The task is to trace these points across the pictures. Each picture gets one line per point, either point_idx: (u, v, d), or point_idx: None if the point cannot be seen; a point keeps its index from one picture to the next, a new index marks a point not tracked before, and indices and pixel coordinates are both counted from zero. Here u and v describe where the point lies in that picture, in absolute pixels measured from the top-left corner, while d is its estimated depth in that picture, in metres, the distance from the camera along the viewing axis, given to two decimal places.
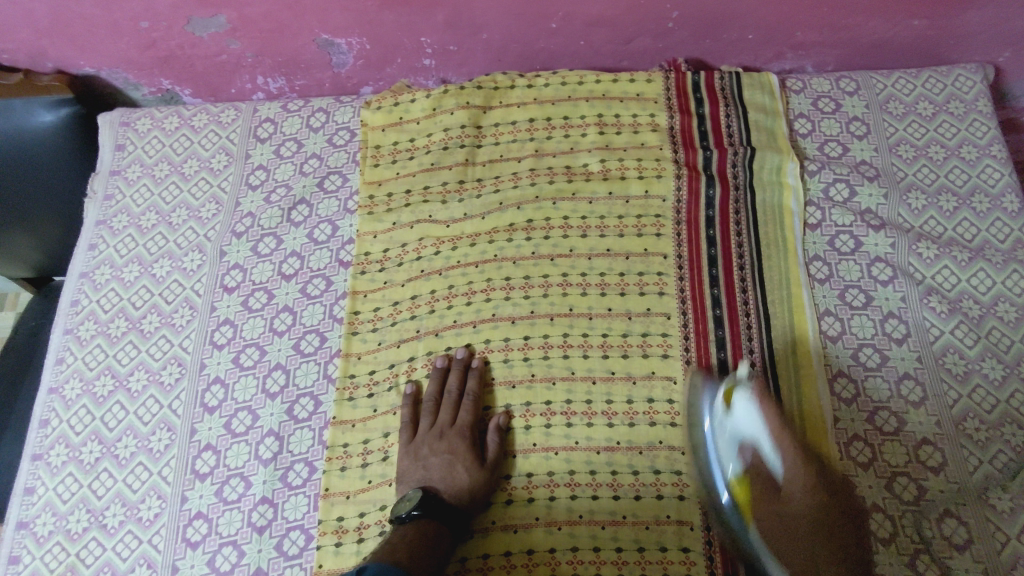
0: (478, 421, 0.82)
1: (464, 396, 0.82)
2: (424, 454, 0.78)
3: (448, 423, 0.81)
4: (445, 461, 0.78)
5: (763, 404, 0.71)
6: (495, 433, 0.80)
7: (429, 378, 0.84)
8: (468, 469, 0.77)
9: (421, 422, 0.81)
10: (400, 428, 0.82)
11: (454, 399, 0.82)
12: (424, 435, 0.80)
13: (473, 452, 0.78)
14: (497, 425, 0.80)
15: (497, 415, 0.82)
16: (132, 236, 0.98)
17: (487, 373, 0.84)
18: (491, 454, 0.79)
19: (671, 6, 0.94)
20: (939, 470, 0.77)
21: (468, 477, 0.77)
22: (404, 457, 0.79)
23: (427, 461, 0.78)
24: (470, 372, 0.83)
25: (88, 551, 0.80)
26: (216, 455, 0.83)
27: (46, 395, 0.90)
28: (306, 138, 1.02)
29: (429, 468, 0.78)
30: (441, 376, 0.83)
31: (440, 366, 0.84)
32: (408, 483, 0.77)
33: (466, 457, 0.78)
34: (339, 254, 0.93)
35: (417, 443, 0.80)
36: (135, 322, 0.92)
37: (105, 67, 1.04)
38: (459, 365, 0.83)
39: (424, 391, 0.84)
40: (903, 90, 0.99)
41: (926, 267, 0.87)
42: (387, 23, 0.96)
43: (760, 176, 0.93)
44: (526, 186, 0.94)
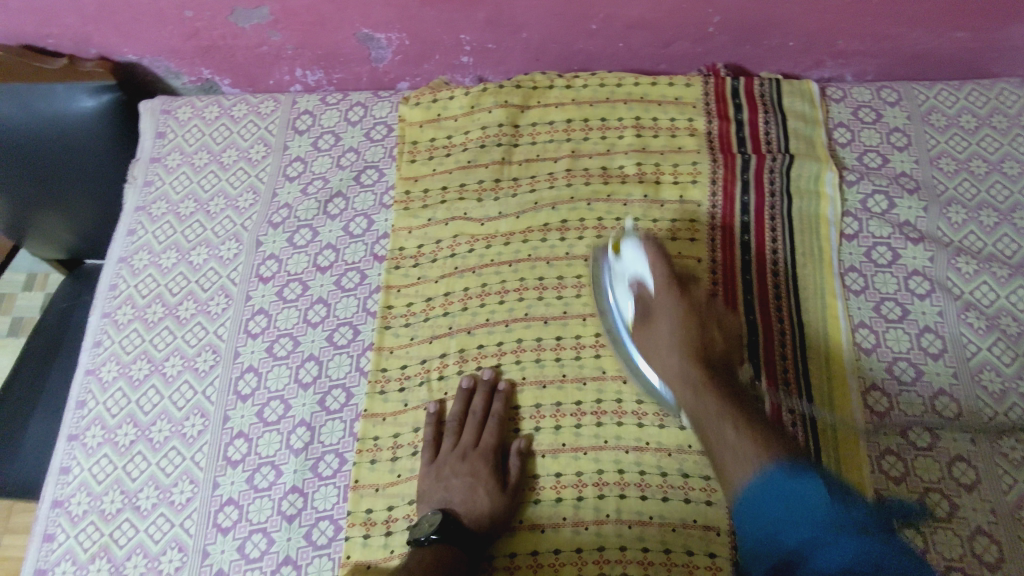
0: (502, 444, 0.81)
1: (489, 416, 0.81)
2: (446, 474, 0.78)
3: (471, 444, 0.80)
4: (466, 483, 0.77)
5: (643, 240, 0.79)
6: (516, 457, 0.79)
7: (454, 397, 0.83)
8: (489, 493, 0.76)
9: (444, 441, 0.81)
10: (423, 446, 0.81)
11: (478, 420, 0.81)
12: (447, 456, 0.79)
13: (495, 476, 0.77)
14: (518, 450, 0.80)
15: (519, 439, 0.81)
16: (171, 223, 1.00)
17: (513, 394, 0.83)
18: (513, 479, 0.78)
19: (713, 11, 0.93)
20: (972, 488, 0.76)
21: (489, 501, 0.76)
22: (423, 478, 0.79)
23: (449, 482, 0.77)
24: (496, 394, 0.83)
25: (121, 533, 0.82)
26: (248, 443, 0.84)
27: (83, 376, 0.92)
28: (344, 131, 1.02)
29: (451, 489, 0.77)
30: (466, 397, 0.83)
31: (466, 386, 0.83)
32: (429, 503, 0.77)
33: (488, 481, 0.77)
34: (374, 248, 0.94)
35: (439, 463, 0.79)
36: (171, 309, 0.94)
37: (147, 54, 1.05)
38: (486, 386, 0.83)
39: (448, 411, 0.83)
40: (945, 103, 0.98)
41: (964, 282, 0.86)
42: (428, 19, 0.97)
43: (798, 184, 0.92)
44: (562, 187, 0.94)
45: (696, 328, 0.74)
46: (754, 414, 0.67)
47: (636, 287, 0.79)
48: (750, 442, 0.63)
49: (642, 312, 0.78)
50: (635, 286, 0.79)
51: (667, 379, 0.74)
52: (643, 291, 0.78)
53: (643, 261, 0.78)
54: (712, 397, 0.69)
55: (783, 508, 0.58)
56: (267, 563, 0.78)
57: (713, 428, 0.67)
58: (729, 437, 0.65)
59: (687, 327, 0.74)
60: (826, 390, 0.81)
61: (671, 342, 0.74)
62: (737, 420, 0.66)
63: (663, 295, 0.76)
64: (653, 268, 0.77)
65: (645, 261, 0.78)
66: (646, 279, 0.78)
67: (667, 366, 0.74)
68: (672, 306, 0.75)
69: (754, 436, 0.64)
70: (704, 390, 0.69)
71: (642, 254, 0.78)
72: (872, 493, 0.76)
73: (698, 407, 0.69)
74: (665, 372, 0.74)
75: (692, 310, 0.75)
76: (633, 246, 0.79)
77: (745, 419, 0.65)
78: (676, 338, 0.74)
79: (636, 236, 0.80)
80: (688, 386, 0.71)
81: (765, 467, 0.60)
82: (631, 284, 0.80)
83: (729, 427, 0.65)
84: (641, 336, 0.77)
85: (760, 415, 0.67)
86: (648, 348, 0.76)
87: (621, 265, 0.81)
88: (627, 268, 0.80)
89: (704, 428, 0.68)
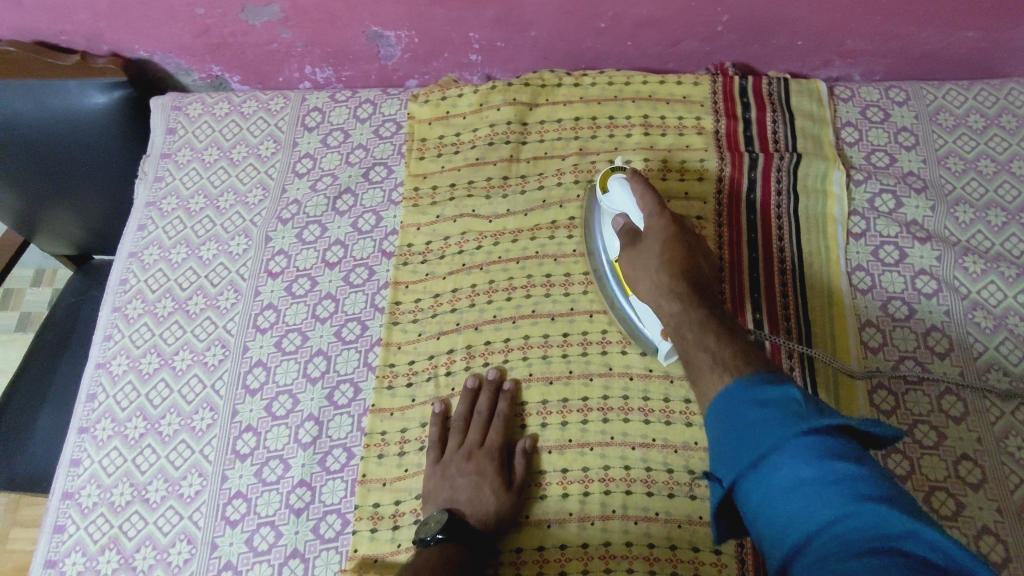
0: (507, 443, 0.81)
1: (495, 416, 0.82)
2: (452, 473, 0.78)
3: (477, 444, 0.80)
4: (472, 482, 0.77)
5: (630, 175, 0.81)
6: (522, 457, 0.79)
7: (459, 397, 0.84)
8: (495, 492, 0.77)
9: (449, 440, 0.81)
10: (429, 445, 0.81)
11: (484, 420, 0.81)
12: (452, 455, 0.79)
13: (501, 475, 0.78)
14: (523, 450, 0.80)
15: (525, 438, 0.81)
16: (181, 218, 1.00)
17: (518, 393, 0.84)
18: (519, 478, 0.78)
19: (721, 10, 0.93)
20: (978, 487, 0.76)
21: (495, 500, 0.76)
22: (429, 477, 0.78)
23: (455, 481, 0.77)
24: (501, 394, 0.83)
25: (131, 525, 0.82)
26: (256, 437, 0.85)
27: (94, 369, 0.93)
28: (353, 128, 1.03)
29: (457, 488, 0.77)
30: (471, 397, 0.83)
31: (471, 386, 0.83)
32: (435, 502, 0.77)
33: (493, 480, 0.77)
34: (382, 244, 0.95)
35: (445, 462, 0.79)
36: (181, 303, 0.94)
37: (158, 51, 1.06)
38: (492, 385, 0.83)
39: (453, 410, 0.83)
40: (954, 102, 0.97)
41: (972, 282, 0.86)
42: (437, 17, 0.97)
43: (805, 182, 0.92)
44: (569, 184, 0.94)
45: (682, 252, 0.74)
46: (731, 329, 0.66)
47: (624, 221, 0.80)
48: (728, 352, 0.62)
49: (629, 239, 0.78)
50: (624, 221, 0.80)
51: (649, 298, 0.73)
52: (627, 224, 0.80)
53: (629, 195, 0.80)
54: (692, 310, 0.68)
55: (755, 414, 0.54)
56: (275, 555, 0.78)
57: (687, 341, 0.66)
58: (709, 349, 0.63)
59: (670, 248, 0.74)
60: (832, 388, 0.81)
61: (657, 261, 0.73)
62: (718, 334, 0.65)
63: (651, 223, 0.76)
64: (641, 201, 0.78)
65: (630, 195, 0.80)
66: (632, 213, 0.80)
67: (648, 289, 0.73)
68: (657, 230, 0.76)
69: (728, 347, 0.63)
70: (686, 303, 0.69)
71: (628, 191, 0.80)
72: None
73: (675, 321, 0.68)
74: (647, 293, 0.74)
75: (678, 236, 0.75)
76: (619, 183, 0.81)
77: (718, 333, 0.65)
78: (661, 259, 0.73)
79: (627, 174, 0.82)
80: (672, 303, 0.70)
81: (726, 380, 0.59)
82: (617, 219, 0.82)
83: (710, 337, 0.64)
84: (627, 261, 0.77)
85: (739, 332, 0.66)
86: (630, 269, 0.76)
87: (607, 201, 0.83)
88: (617, 205, 0.82)
89: (680, 341, 0.67)
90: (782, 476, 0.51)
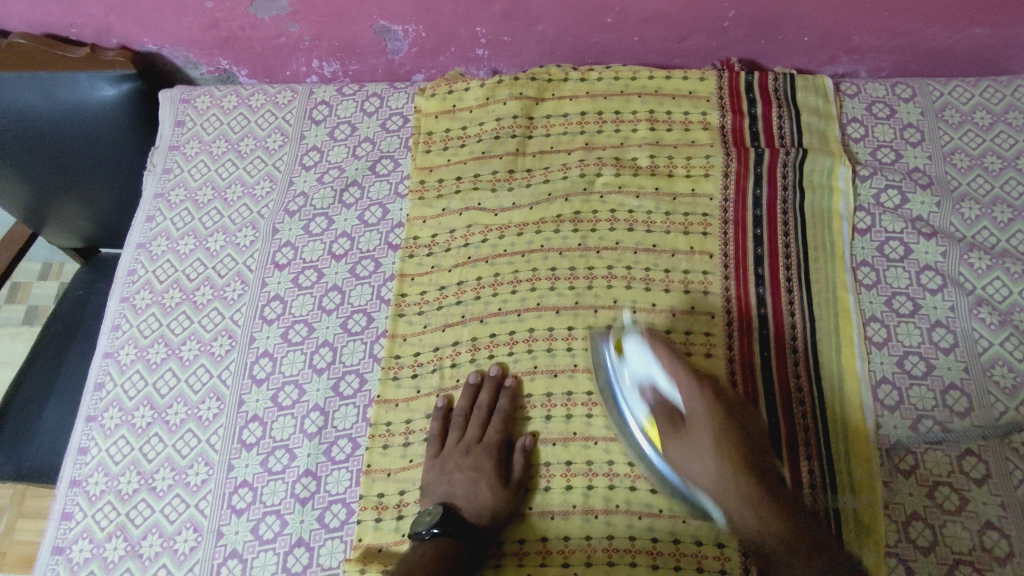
0: (506, 440, 0.82)
1: (495, 413, 0.82)
2: (449, 468, 0.79)
3: (476, 439, 0.81)
4: (469, 478, 0.78)
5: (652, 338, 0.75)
6: (520, 454, 0.80)
7: (460, 393, 0.84)
8: (491, 488, 0.77)
9: (449, 436, 0.82)
10: (427, 441, 0.82)
11: (484, 416, 0.82)
12: (451, 450, 0.81)
13: (498, 470, 0.79)
14: (523, 448, 0.80)
15: (525, 436, 0.82)
16: (189, 210, 1.01)
17: (519, 392, 0.84)
18: (517, 475, 0.79)
19: (728, 5, 0.94)
20: (982, 482, 0.76)
21: (491, 496, 0.77)
22: (428, 471, 0.80)
23: (452, 476, 0.79)
24: (502, 391, 0.83)
25: (137, 512, 0.83)
26: (262, 426, 0.85)
27: (102, 358, 0.93)
28: (360, 121, 1.03)
29: (454, 483, 0.78)
30: (473, 392, 0.83)
31: (473, 382, 0.83)
32: (432, 496, 0.78)
33: (490, 475, 0.78)
34: (388, 237, 0.95)
35: (444, 456, 0.80)
36: (188, 294, 0.95)
37: (167, 44, 1.06)
38: (493, 382, 0.83)
39: (455, 405, 0.84)
40: (960, 99, 0.97)
41: (977, 278, 0.86)
42: (445, 11, 0.97)
43: (811, 178, 0.92)
44: (575, 178, 0.95)
45: (735, 434, 0.72)
46: (804, 517, 0.69)
47: (654, 393, 0.75)
48: (810, 557, 0.66)
49: (669, 422, 0.74)
50: (653, 390, 0.76)
51: (709, 491, 0.72)
52: (660, 397, 0.75)
53: (657, 363, 0.74)
54: (767, 510, 0.69)
55: None
56: (281, 544, 0.79)
57: (767, 539, 0.68)
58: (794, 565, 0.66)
59: (723, 435, 0.72)
60: (836, 382, 0.82)
61: (713, 454, 0.71)
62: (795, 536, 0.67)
63: (693, 405, 0.73)
64: (674, 378, 0.74)
65: (656, 364, 0.75)
66: (660, 382, 0.75)
67: (707, 477, 0.72)
68: (702, 414, 0.73)
69: (810, 548, 0.67)
70: (760, 499, 0.69)
71: (654, 356, 0.75)
72: (882, 486, 0.77)
73: (751, 521, 0.69)
74: (705, 480, 0.72)
75: (724, 412, 0.73)
76: (641, 346, 0.76)
77: (797, 530, 0.68)
78: (717, 453, 0.71)
79: (645, 336, 0.76)
80: (739, 505, 0.70)
81: None
82: (643, 387, 0.76)
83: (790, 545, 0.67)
84: (673, 446, 0.74)
85: (807, 518, 0.69)
86: (682, 455, 0.73)
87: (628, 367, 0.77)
88: (639, 372, 0.76)
89: (759, 541, 0.69)
90: None
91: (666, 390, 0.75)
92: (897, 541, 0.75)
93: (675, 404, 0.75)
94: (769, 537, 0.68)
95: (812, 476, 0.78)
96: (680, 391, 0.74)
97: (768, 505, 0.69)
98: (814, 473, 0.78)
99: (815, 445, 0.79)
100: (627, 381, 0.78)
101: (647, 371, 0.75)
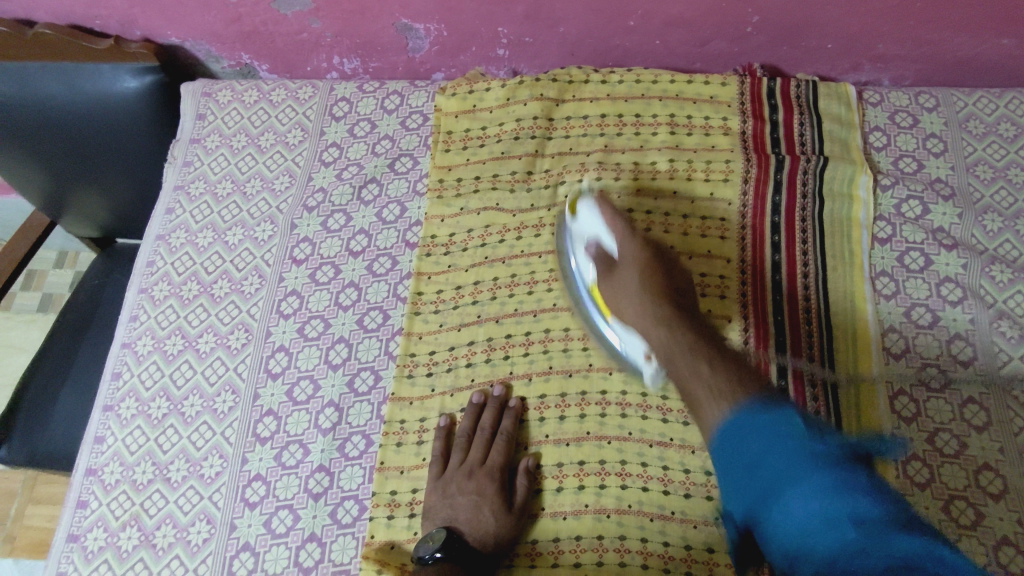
0: (510, 461, 0.81)
1: (497, 434, 0.81)
2: (452, 492, 0.78)
3: (478, 461, 0.80)
4: (472, 502, 0.77)
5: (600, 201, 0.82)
6: (524, 477, 0.79)
7: (465, 413, 0.83)
8: (495, 513, 0.76)
9: (452, 457, 0.81)
10: (430, 461, 0.81)
11: (486, 438, 0.80)
12: (454, 472, 0.79)
13: (501, 495, 0.77)
14: (526, 468, 0.79)
15: (528, 457, 0.81)
16: (208, 203, 1.02)
17: (523, 412, 0.83)
18: (519, 498, 0.77)
19: (752, 10, 0.93)
20: (999, 497, 0.75)
21: (494, 521, 0.76)
22: (431, 493, 0.78)
23: (455, 500, 0.77)
24: (506, 412, 0.82)
25: (152, 503, 0.83)
26: (277, 421, 0.86)
27: (119, 348, 0.94)
28: (380, 119, 1.03)
29: (457, 507, 0.77)
30: (476, 413, 0.82)
31: (476, 402, 0.83)
32: (434, 519, 0.77)
33: (493, 501, 0.77)
34: (406, 235, 0.95)
35: (446, 478, 0.79)
36: (206, 287, 0.95)
37: (190, 38, 1.07)
38: (496, 403, 0.82)
39: (457, 425, 0.83)
40: (984, 110, 0.96)
41: (998, 291, 0.86)
42: (467, 10, 0.97)
43: (831, 186, 0.91)
44: (592, 179, 0.94)
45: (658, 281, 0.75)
46: (721, 352, 0.69)
47: (597, 247, 0.80)
48: (728, 384, 0.65)
49: (605, 270, 0.78)
50: (596, 246, 0.80)
51: (637, 329, 0.75)
52: (601, 247, 0.80)
53: (602, 221, 0.80)
54: (683, 337, 0.70)
55: (761, 444, 0.60)
56: (293, 539, 0.79)
57: (693, 383, 0.67)
58: (705, 374, 0.67)
59: (652, 277, 0.76)
60: (851, 388, 0.81)
61: (639, 287, 0.75)
62: (707, 357, 0.68)
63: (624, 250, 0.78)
64: (612, 227, 0.79)
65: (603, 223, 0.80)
66: (604, 237, 0.80)
67: (633, 314, 0.74)
68: (633, 260, 0.77)
69: (727, 376, 0.66)
70: (674, 329, 0.71)
71: (598, 216, 0.81)
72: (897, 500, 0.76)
73: (668, 346, 0.71)
74: (633, 321, 0.75)
75: (653, 262, 0.77)
76: (591, 208, 0.82)
77: (713, 362, 0.68)
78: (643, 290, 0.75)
79: (596, 198, 0.82)
80: (659, 330, 0.72)
81: (737, 407, 0.63)
82: (589, 244, 0.81)
83: (704, 367, 0.67)
84: (606, 289, 0.78)
85: (727, 353, 0.70)
86: (612, 297, 0.77)
87: (579, 227, 0.83)
88: (588, 230, 0.82)
89: (680, 377, 0.69)
90: (795, 516, 0.56)
91: (607, 242, 0.80)
92: None
93: (611, 254, 0.79)
94: (687, 367, 0.69)
95: None
96: (616, 242, 0.79)
97: (684, 329, 0.71)
98: None
99: None
100: (578, 242, 0.83)
101: (595, 228, 0.81)
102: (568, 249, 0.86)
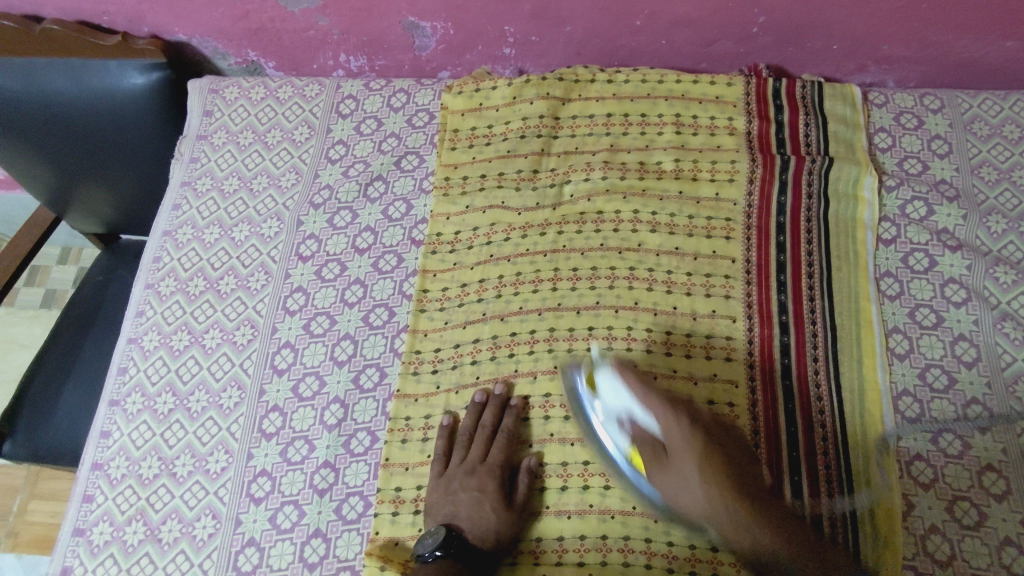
0: (511, 459, 0.81)
1: (498, 432, 0.81)
2: (453, 489, 0.78)
3: (479, 459, 0.80)
4: (473, 499, 0.77)
5: (624, 372, 0.73)
6: (525, 475, 0.79)
7: (467, 411, 0.84)
8: (495, 510, 0.76)
9: (453, 455, 0.81)
10: (432, 459, 0.81)
11: (487, 436, 0.81)
12: (456, 469, 0.80)
13: (501, 492, 0.77)
14: (527, 467, 0.80)
15: (529, 456, 0.81)
16: (215, 199, 1.02)
17: (524, 411, 0.83)
18: (520, 496, 0.78)
19: (758, 11, 0.94)
20: (1002, 498, 0.76)
21: (495, 518, 0.76)
22: (433, 490, 0.79)
23: (456, 497, 0.78)
24: (507, 410, 0.82)
25: (157, 497, 0.84)
26: (282, 417, 0.86)
27: (126, 343, 0.94)
28: (386, 117, 1.03)
29: (458, 504, 0.77)
30: (478, 411, 0.83)
31: (478, 400, 0.83)
32: (435, 517, 0.77)
33: (494, 498, 0.77)
34: (412, 232, 0.96)
35: (448, 476, 0.80)
36: (212, 283, 0.96)
37: (197, 34, 1.07)
38: (498, 402, 0.83)
39: (460, 423, 0.83)
40: (989, 112, 0.97)
41: (1001, 292, 0.86)
42: (474, 9, 0.98)
43: (836, 187, 0.92)
44: (597, 179, 0.95)
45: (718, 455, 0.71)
46: (790, 518, 0.71)
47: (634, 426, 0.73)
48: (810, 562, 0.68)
49: (651, 455, 0.73)
50: (631, 423, 0.74)
51: (701, 516, 0.71)
52: (640, 427, 0.74)
53: (634, 398, 0.73)
54: (760, 530, 0.69)
55: None
56: (298, 534, 0.80)
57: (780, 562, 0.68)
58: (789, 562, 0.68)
59: (709, 463, 0.70)
60: (855, 388, 0.82)
61: (699, 478, 0.70)
62: (783, 540, 0.69)
63: (674, 433, 0.71)
64: (650, 409, 0.72)
65: (633, 398, 0.73)
66: (640, 413, 0.73)
67: (696, 502, 0.70)
68: (683, 446, 0.71)
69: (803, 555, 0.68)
70: (748, 521, 0.69)
71: (628, 390, 0.73)
72: (901, 499, 0.76)
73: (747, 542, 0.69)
74: (694, 507, 0.71)
75: (704, 437, 0.71)
76: (614, 380, 0.74)
77: (790, 535, 0.69)
78: (705, 480, 0.70)
79: (617, 368, 0.74)
80: (731, 521, 0.69)
81: None
82: (621, 420, 0.74)
83: (783, 558, 0.68)
84: (657, 474, 0.72)
85: (789, 514, 0.71)
86: (667, 489, 0.72)
87: (603, 403, 0.75)
88: (616, 407, 0.74)
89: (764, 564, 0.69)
90: None
91: (644, 421, 0.73)
92: (915, 553, 0.74)
93: (653, 434, 0.73)
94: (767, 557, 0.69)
95: (829, 483, 0.78)
96: (658, 421, 0.72)
97: (758, 518, 0.69)
98: (831, 481, 0.78)
99: (833, 453, 0.79)
100: (605, 418, 0.76)
101: (626, 406, 0.73)
102: (586, 415, 0.78)
